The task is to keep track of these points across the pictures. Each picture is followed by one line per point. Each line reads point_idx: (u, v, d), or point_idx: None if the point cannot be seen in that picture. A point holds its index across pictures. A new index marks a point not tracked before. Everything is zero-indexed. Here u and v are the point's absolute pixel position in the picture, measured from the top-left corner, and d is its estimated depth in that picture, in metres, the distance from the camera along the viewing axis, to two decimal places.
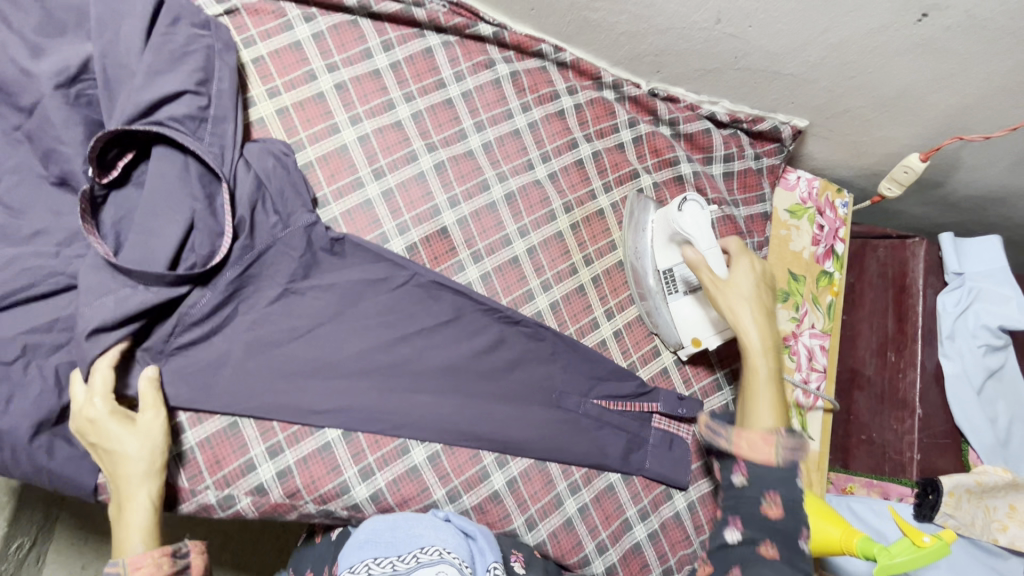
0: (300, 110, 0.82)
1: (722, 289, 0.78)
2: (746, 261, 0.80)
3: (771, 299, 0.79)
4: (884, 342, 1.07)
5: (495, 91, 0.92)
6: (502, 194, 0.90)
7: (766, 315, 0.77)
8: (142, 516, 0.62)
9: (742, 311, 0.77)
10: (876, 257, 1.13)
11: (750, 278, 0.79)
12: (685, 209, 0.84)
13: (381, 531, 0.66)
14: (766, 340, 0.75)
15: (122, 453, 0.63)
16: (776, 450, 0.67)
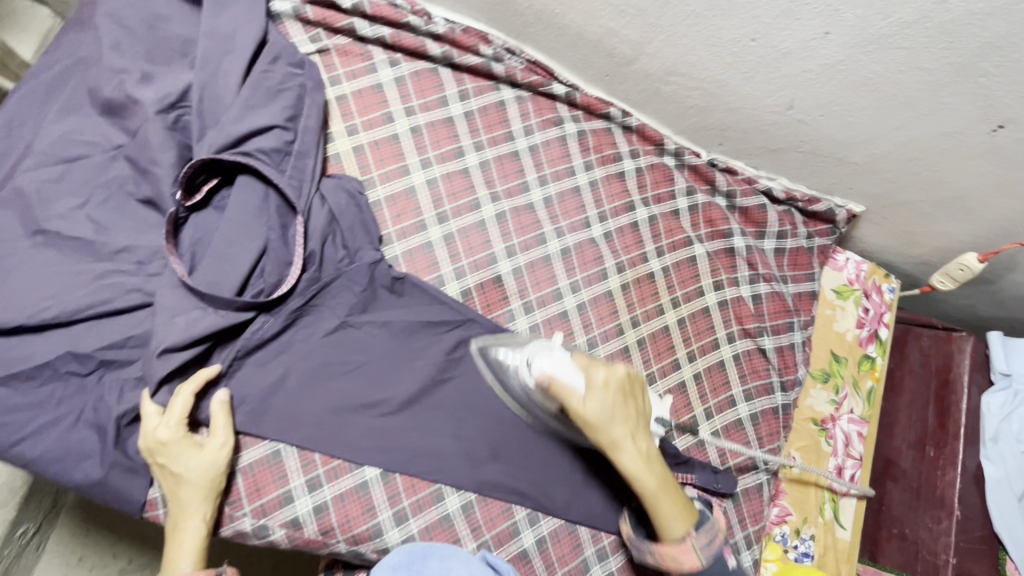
0: (375, 149, 0.85)
1: (592, 418, 0.65)
2: (600, 370, 0.66)
3: (633, 395, 0.68)
4: (922, 436, 1.06)
5: (561, 148, 0.94)
6: (558, 249, 0.91)
7: (637, 421, 0.67)
8: (196, 538, 0.65)
9: (614, 432, 0.65)
10: (919, 346, 1.12)
11: (601, 393, 0.65)
12: (540, 359, 0.68)
13: (411, 558, 0.65)
14: (639, 448, 0.67)
15: (186, 477, 0.65)
16: (701, 559, 0.66)
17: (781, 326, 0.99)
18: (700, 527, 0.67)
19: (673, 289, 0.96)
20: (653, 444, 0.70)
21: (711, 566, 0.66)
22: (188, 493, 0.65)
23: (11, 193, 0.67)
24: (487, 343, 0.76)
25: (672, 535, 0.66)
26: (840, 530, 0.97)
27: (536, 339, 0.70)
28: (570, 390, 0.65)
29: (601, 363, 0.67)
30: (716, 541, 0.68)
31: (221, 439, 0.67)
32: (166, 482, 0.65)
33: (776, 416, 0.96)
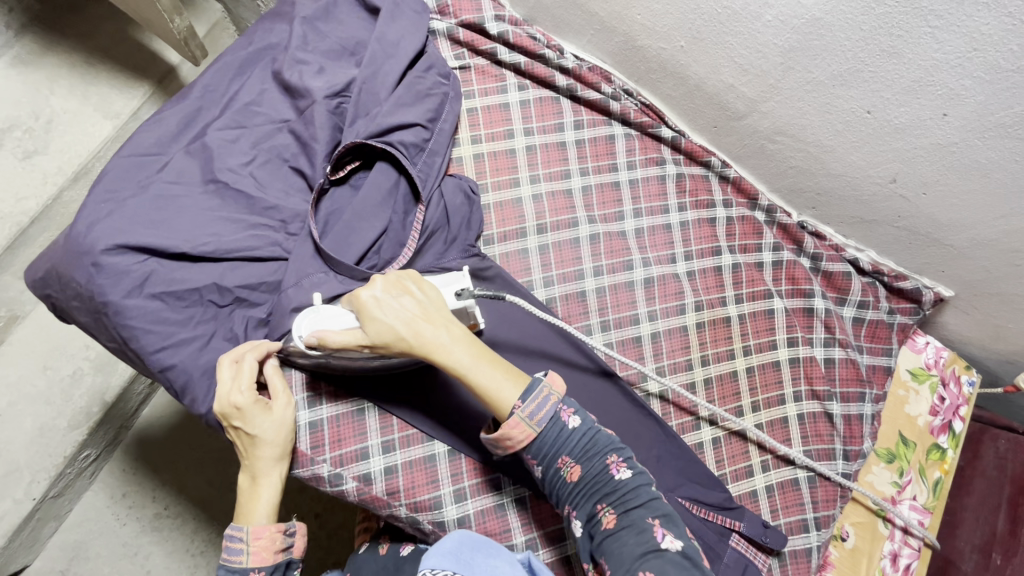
0: (492, 159, 0.94)
1: (376, 337, 0.65)
2: (363, 291, 0.67)
3: (406, 294, 0.68)
4: (989, 541, 1.01)
5: (659, 186, 1.00)
6: (642, 277, 0.96)
7: (421, 317, 0.67)
8: (271, 492, 0.70)
9: (403, 342, 0.65)
10: (994, 449, 1.07)
11: (374, 312, 0.66)
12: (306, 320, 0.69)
13: (459, 548, 0.64)
14: (433, 339, 0.66)
15: (261, 436, 0.70)
16: (533, 425, 0.65)
17: (851, 394, 0.98)
18: (527, 394, 0.65)
19: (747, 336, 0.98)
20: (453, 320, 0.69)
21: (546, 428, 0.65)
22: (264, 452, 0.71)
23: (196, 144, 0.79)
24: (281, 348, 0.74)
25: (503, 408, 0.65)
26: None
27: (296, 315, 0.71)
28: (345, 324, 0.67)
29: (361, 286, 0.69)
30: (550, 399, 0.66)
31: (285, 400, 0.73)
32: (241, 444, 0.71)
33: (835, 484, 0.94)
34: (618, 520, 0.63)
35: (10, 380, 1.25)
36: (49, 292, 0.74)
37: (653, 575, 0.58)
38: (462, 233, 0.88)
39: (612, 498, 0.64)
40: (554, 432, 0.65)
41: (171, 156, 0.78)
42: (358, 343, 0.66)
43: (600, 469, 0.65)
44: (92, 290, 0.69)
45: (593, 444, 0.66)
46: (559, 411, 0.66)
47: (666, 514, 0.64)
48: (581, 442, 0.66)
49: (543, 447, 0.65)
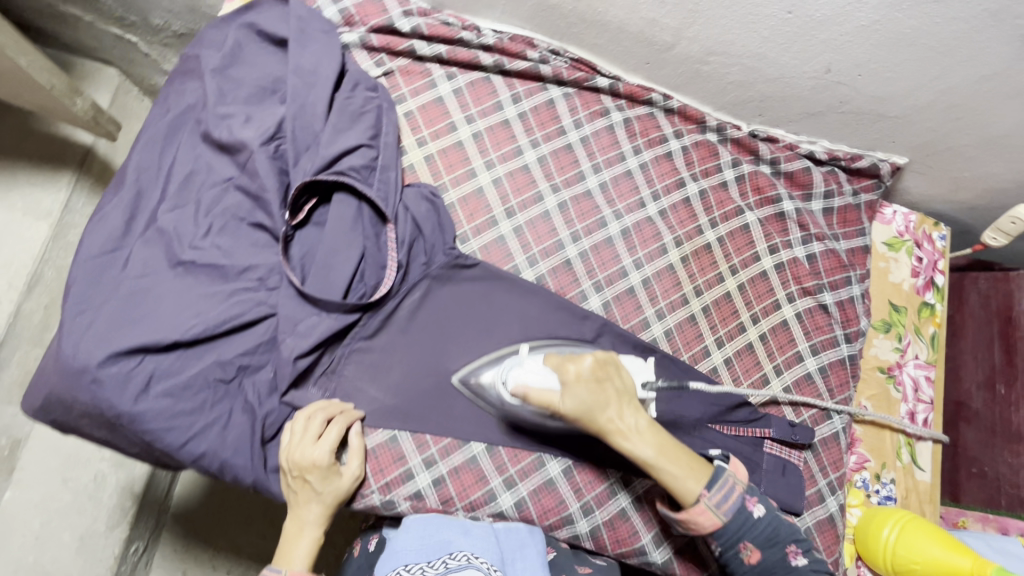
0: (443, 157, 0.93)
1: (576, 411, 0.71)
2: (569, 364, 0.73)
3: (607, 378, 0.73)
4: (991, 375, 1.08)
5: (610, 136, 1.00)
6: (618, 230, 0.98)
7: (621, 401, 0.72)
8: (310, 545, 0.72)
9: (601, 418, 0.71)
10: (977, 289, 1.14)
11: (584, 386, 0.71)
12: (515, 375, 0.76)
13: (411, 538, 0.75)
14: (628, 426, 0.72)
15: (327, 494, 0.74)
16: (720, 514, 0.72)
17: (838, 282, 1.03)
18: (712, 485, 0.72)
19: (730, 257, 1.01)
20: (644, 413, 0.74)
21: (731, 518, 0.72)
22: (315, 510, 0.73)
23: (152, 230, 0.77)
24: (466, 371, 0.83)
25: (689, 497, 0.71)
26: (920, 472, 1.01)
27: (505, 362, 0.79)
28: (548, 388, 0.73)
29: (566, 357, 0.74)
30: (734, 488, 0.73)
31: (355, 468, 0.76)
32: (300, 492, 0.73)
33: (844, 367, 1.00)
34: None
35: (36, 500, 1.21)
36: (55, 417, 0.73)
37: None
38: (436, 238, 0.88)
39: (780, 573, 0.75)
40: (739, 523, 0.73)
41: (131, 248, 0.76)
42: (555, 406, 0.72)
43: (778, 556, 0.75)
44: (97, 406, 0.68)
45: (777, 535, 0.74)
46: (744, 501, 0.74)
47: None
48: (766, 533, 0.74)
49: (724, 534, 0.72)
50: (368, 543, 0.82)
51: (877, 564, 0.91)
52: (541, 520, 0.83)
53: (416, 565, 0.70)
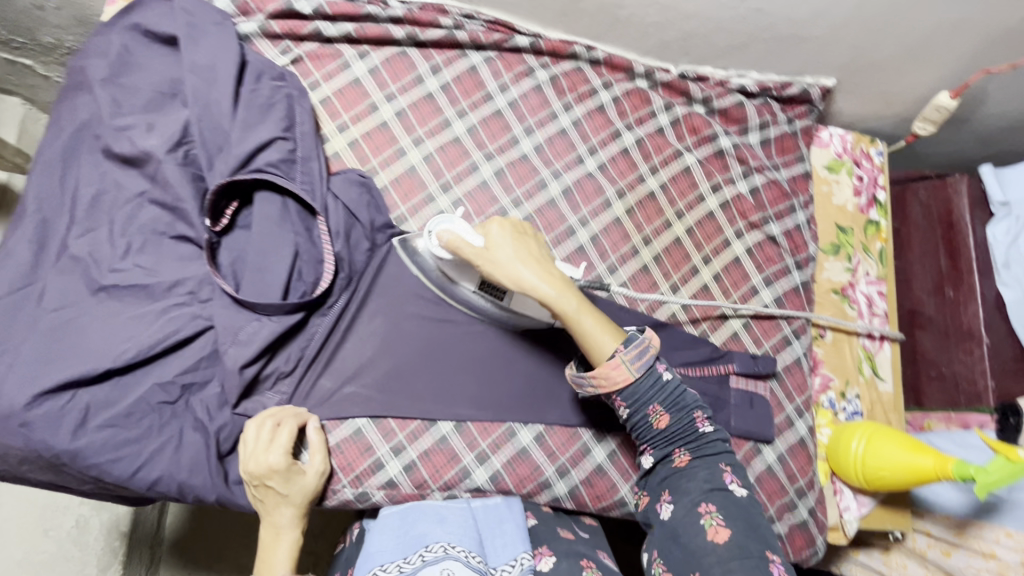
0: (368, 140, 0.90)
1: (497, 263, 0.71)
2: (493, 224, 0.74)
3: (529, 237, 0.75)
4: (940, 280, 1.11)
5: (538, 96, 0.98)
6: (559, 190, 0.96)
7: (540, 260, 0.73)
8: (290, 550, 0.71)
9: (523, 274, 0.71)
10: (918, 199, 1.16)
11: (507, 238, 0.73)
12: (437, 227, 0.75)
13: (387, 537, 0.74)
14: (545, 276, 0.72)
15: (293, 494, 0.72)
16: (633, 370, 0.69)
17: (783, 211, 1.03)
18: (628, 343, 0.70)
19: (675, 202, 1.00)
20: (564, 274, 0.74)
21: (644, 377, 0.70)
22: (287, 513, 0.72)
23: (65, 259, 0.73)
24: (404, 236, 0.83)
25: (602, 353, 0.70)
26: (882, 384, 1.04)
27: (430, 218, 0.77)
28: (469, 243, 0.73)
29: (490, 220, 0.75)
30: (649, 351, 0.70)
31: (319, 465, 0.75)
32: (267, 500, 0.71)
33: (798, 294, 1.01)
34: (693, 463, 0.71)
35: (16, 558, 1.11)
36: None
37: (714, 507, 0.67)
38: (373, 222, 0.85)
39: (690, 444, 0.72)
40: (651, 382, 0.70)
41: (45, 281, 0.72)
42: (477, 255, 0.72)
43: (685, 422, 0.72)
44: (33, 449, 0.65)
45: (681, 399, 0.72)
46: (655, 364, 0.71)
47: (736, 462, 0.72)
48: (671, 395, 0.71)
49: (637, 392, 0.70)
50: (352, 530, 0.83)
51: (851, 478, 0.94)
52: (518, 489, 0.83)
53: (392, 564, 0.69)
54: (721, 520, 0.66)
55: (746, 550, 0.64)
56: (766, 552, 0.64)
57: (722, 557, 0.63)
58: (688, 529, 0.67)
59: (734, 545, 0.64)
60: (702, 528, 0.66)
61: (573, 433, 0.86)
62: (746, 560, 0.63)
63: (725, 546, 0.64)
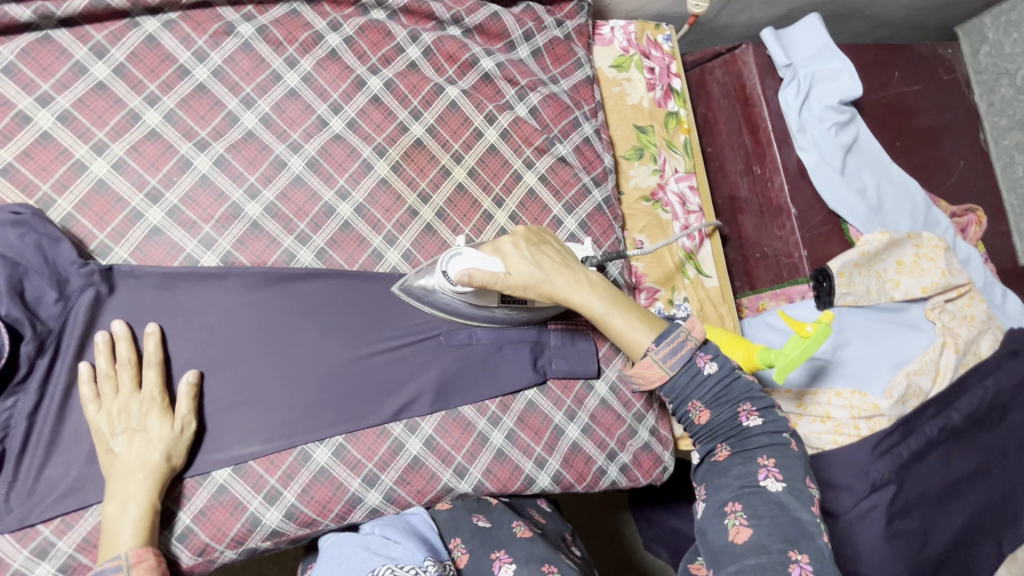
0: (27, 161, 0.69)
1: (523, 282, 0.72)
2: (507, 242, 0.74)
3: (545, 244, 0.76)
4: (748, 159, 1.08)
5: (250, 58, 0.79)
6: (303, 164, 0.80)
7: (562, 264, 0.73)
8: (151, 510, 0.64)
9: (546, 281, 0.72)
10: (716, 79, 1.11)
11: (527, 258, 0.73)
12: (454, 263, 0.73)
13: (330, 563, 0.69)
14: (574, 283, 0.73)
15: (148, 439, 0.65)
16: (668, 368, 0.69)
17: (567, 127, 0.96)
18: (661, 339, 0.70)
19: (449, 145, 0.88)
20: (591, 272, 0.75)
21: (681, 371, 0.69)
22: (149, 464, 0.65)
23: None
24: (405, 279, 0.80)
25: (638, 350, 0.71)
26: (707, 280, 1.03)
27: (442, 252, 0.74)
28: (487, 267, 0.72)
29: (502, 238, 0.75)
30: (686, 343, 0.70)
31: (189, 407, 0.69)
32: (127, 447, 0.65)
33: (603, 213, 0.95)
34: (732, 458, 0.67)
35: None
36: None
37: (742, 507, 0.63)
38: (57, 265, 0.67)
39: (733, 439, 0.68)
40: (688, 376, 0.70)
41: None
42: (502, 283, 0.72)
43: (729, 415, 0.69)
44: None
45: (724, 392, 0.70)
46: (695, 356, 0.70)
47: (783, 455, 0.65)
48: (712, 390, 0.69)
49: (673, 389, 0.70)
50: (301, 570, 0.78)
51: None
52: (322, 516, 0.74)
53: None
54: (744, 519, 0.62)
55: (767, 549, 0.59)
56: (788, 553, 0.59)
57: (737, 555, 0.60)
58: (713, 529, 0.64)
59: (754, 546, 0.60)
60: (725, 528, 0.63)
61: (379, 432, 0.78)
62: (765, 560, 0.59)
63: (743, 546, 0.60)
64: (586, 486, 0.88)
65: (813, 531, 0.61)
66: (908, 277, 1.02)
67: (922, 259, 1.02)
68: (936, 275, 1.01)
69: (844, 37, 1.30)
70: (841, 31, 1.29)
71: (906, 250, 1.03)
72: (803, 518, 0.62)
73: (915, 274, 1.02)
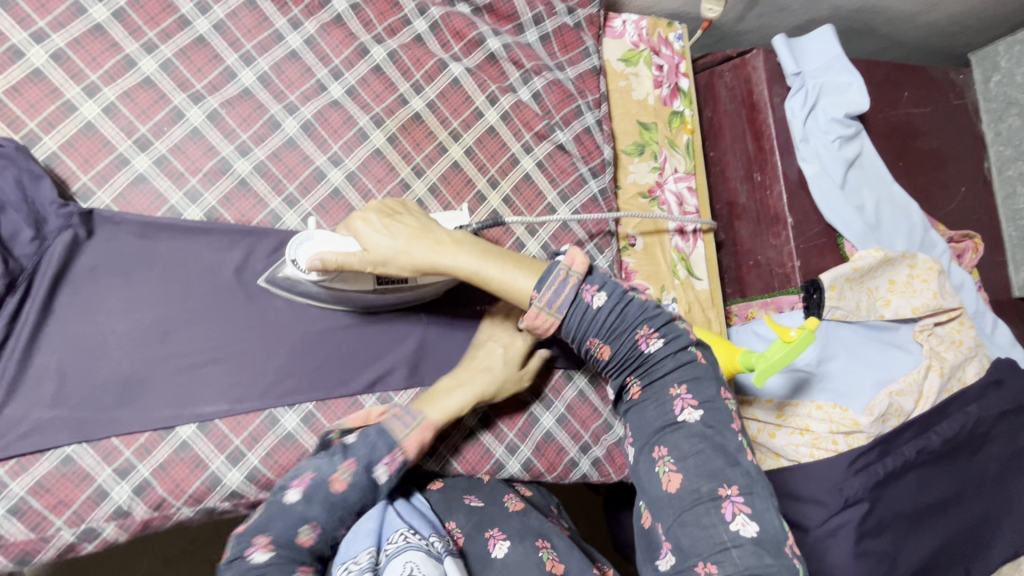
0: (16, 97, 0.68)
1: (384, 258, 0.66)
2: (359, 219, 0.68)
3: (401, 215, 0.70)
4: (749, 165, 1.07)
5: (253, 14, 0.78)
6: (297, 127, 0.79)
7: (421, 230, 0.68)
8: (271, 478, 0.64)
9: (406, 253, 0.66)
10: (724, 83, 1.10)
11: (379, 232, 0.67)
12: (306, 251, 0.65)
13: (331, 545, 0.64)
14: (436, 246, 0.67)
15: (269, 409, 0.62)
16: (555, 312, 0.65)
17: (569, 116, 0.95)
18: (541, 283, 0.65)
19: (448, 122, 0.87)
20: (455, 232, 0.70)
21: (570, 312, 0.66)
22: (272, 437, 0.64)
23: None
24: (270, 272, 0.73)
25: (522, 296, 0.66)
26: (697, 282, 1.02)
27: (291, 239, 0.66)
28: (343, 250, 0.66)
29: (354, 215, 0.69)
30: (568, 281, 0.65)
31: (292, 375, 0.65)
32: None
33: (598, 205, 0.94)
34: (644, 394, 0.68)
35: None
36: None
37: (668, 450, 0.63)
38: (35, 204, 0.66)
39: (639, 371, 0.68)
40: (578, 315, 0.65)
41: None
42: (363, 267, 0.66)
43: (627, 346, 0.66)
44: None
45: (618, 323, 0.66)
46: (580, 292, 0.65)
47: (693, 377, 0.66)
48: (606, 323, 0.66)
49: (571, 330, 0.67)
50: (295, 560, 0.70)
51: None
52: None
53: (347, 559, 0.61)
54: (672, 464, 0.63)
55: (699, 494, 0.61)
56: (717, 490, 0.60)
57: (676, 507, 0.61)
58: (647, 477, 0.65)
59: (686, 493, 0.61)
60: (657, 477, 0.64)
61: (351, 403, 0.77)
62: (698, 506, 0.60)
63: (678, 495, 0.61)
64: (557, 476, 0.87)
65: (737, 457, 0.62)
66: (900, 297, 1.01)
67: (915, 280, 1.01)
68: (927, 297, 1.00)
69: (858, 53, 1.29)
70: (855, 47, 1.28)
71: (901, 270, 1.02)
72: (726, 444, 0.62)
73: (907, 294, 1.01)
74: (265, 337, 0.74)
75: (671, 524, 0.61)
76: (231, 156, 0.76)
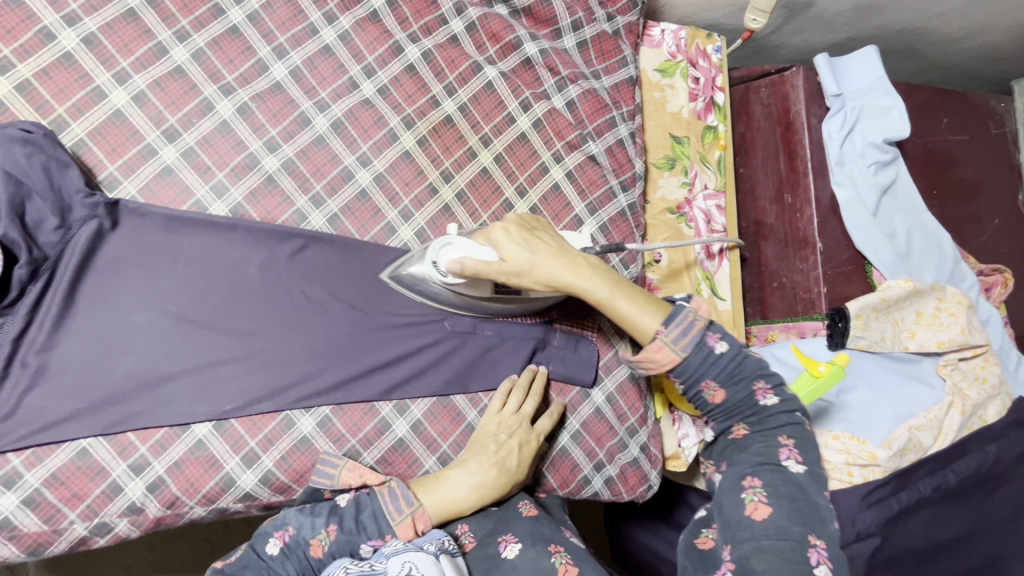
0: (45, 80, 0.66)
1: (517, 269, 0.67)
2: (498, 230, 0.68)
3: (541, 232, 0.70)
4: (780, 185, 1.05)
5: (288, 6, 0.76)
6: (327, 125, 0.77)
7: (558, 249, 0.68)
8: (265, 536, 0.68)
9: (544, 269, 0.67)
10: (759, 99, 1.07)
11: (519, 244, 0.68)
12: (444, 254, 0.69)
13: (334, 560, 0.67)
14: (573, 267, 0.68)
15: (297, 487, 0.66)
16: (680, 350, 0.65)
17: (603, 126, 0.93)
18: (671, 320, 0.66)
19: (479, 126, 0.85)
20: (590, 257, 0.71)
21: (694, 353, 0.65)
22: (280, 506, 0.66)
23: None
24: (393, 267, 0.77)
25: (645, 333, 0.66)
26: (720, 303, 1.00)
27: (432, 240, 0.70)
28: (480, 256, 0.67)
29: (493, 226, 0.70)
30: (696, 323, 0.65)
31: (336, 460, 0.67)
32: None
33: (625, 219, 0.93)
34: (749, 436, 0.65)
35: None
36: None
37: (762, 484, 0.61)
38: (61, 192, 0.65)
39: (749, 418, 0.66)
40: (701, 357, 0.65)
41: None
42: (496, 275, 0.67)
43: (744, 393, 0.65)
44: None
45: (740, 370, 0.66)
46: (704, 336, 0.65)
47: (803, 439, 0.64)
48: (727, 368, 0.65)
49: (685, 370, 0.66)
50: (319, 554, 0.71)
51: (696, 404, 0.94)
52: (297, 485, 0.73)
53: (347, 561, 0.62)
54: (763, 496, 0.60)
55: (786, 530, 0.58)
56: (807, 535, 0.58)
57: (756, 532, 0.59)
58: (729, 501, 0.62)
59: (772, 525, 0.59)
60: (742, 502, 0.61)
61: (367, 410, 0.76)
62: (783, 540, 0.58)
63: (763, 524, 0.59)
64: (568, 492, 0.86)
65: (828, 515, 0.60)
66: (926, 329, 1.00)
67: (942, 313, 1.00)
68: (954, 332, 0.98)
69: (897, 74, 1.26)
70: (895, 67, 1.25)
71: (928, 302, 1.01)
72: (820, 502, 0.61)
73: (934, 327, 1.00)
74: (285, 338, 0.73)
75: (746, 549, 0.58)
76: (259, 151, 0.74)
